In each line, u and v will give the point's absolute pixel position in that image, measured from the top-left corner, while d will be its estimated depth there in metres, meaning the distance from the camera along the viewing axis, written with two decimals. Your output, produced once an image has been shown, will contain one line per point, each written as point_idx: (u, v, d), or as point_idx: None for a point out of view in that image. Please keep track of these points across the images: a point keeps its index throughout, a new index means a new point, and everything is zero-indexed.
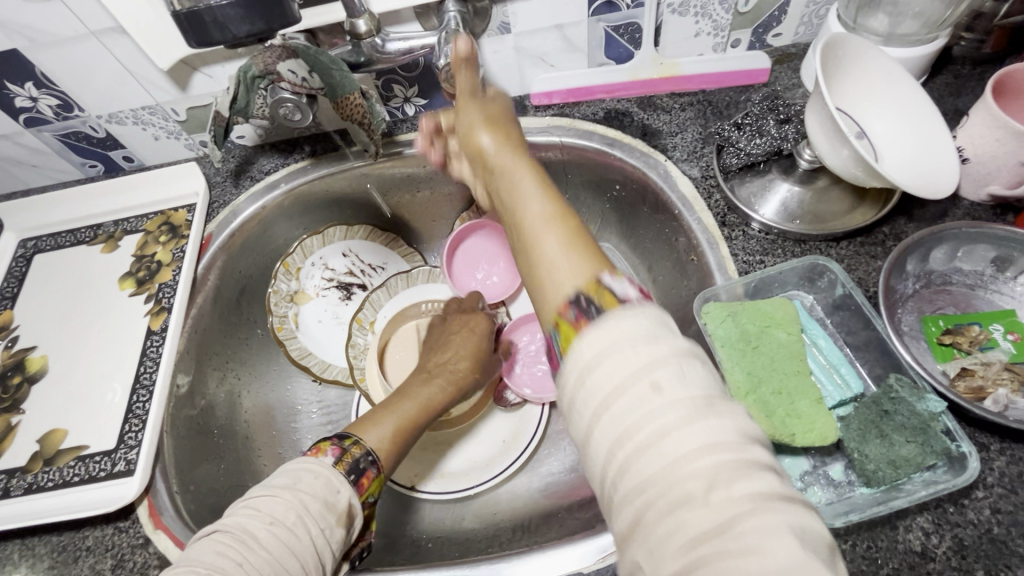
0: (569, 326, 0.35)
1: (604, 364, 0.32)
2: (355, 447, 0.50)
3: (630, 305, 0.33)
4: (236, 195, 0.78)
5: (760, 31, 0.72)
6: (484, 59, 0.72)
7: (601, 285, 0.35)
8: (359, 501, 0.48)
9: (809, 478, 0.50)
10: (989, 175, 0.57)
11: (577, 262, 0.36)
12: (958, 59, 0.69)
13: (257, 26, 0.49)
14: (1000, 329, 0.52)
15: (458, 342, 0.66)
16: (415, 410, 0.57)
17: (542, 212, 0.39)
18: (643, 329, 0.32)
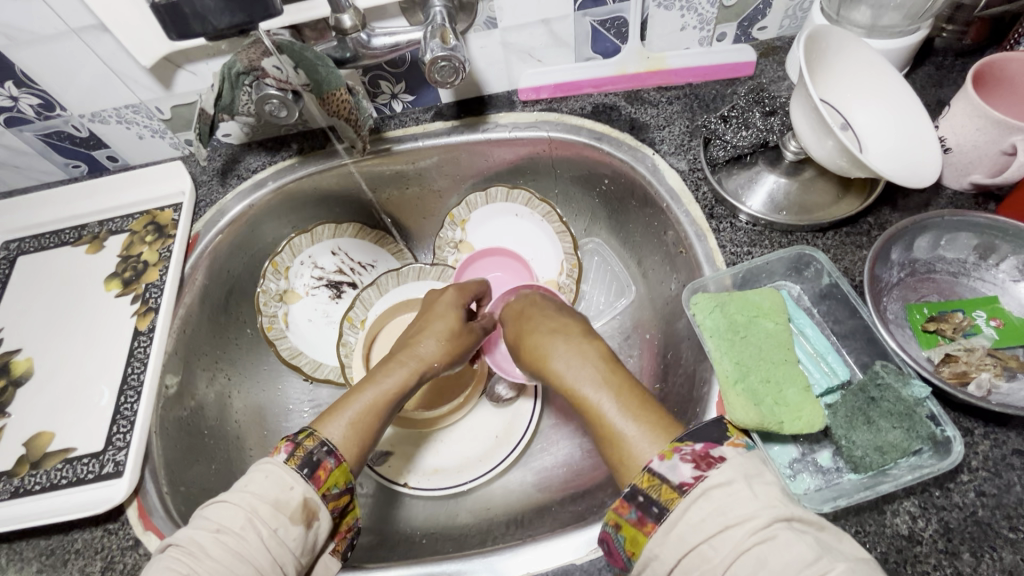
0: (634, 526, 0.41)
1: (689, 559, 0.37)
2: (307, 440, 0.50)
3: (686, 489, 0.39)
4: (223, 194, 0.77)
5: (745, 25, 0.73)
6: (471, 55, 0.72)
7: (654, 475, 0.41)
8: (317, 495, 0.47)
9: (798, 465, 0.50)
10: (972, 164, 0.58)
11: (645, 440, 0.45)
12: (939, 51, 0.70)
13: (238, 17, 0.48)
14: (983, 315, 0.53)
15: (424, 326, 0.66)
16: (376, 396, 0.57)
17: (609, 406, 0.49)
18: (710, 515, 0.37)
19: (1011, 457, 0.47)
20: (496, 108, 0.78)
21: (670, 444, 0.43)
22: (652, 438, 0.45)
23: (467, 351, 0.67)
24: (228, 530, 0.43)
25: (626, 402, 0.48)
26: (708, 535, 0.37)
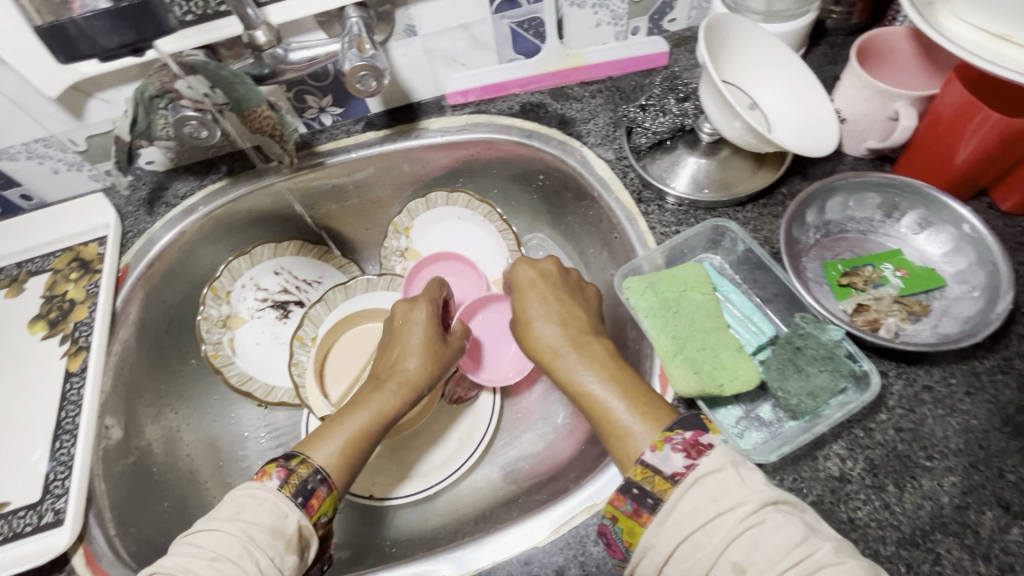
0: (629, 517, 0.43)
1: (684, 546, 0.39)
2: (302, 467, 0.49)
3: (678, 479, 0.42)
4: (151, 222, 0.75)
5: (656, 18, 0.76)
6: (395, 63, 0.73)
7: (648, 467, 0.43)
8: (310, 523, 0.47)
9: (744, 423, 0.53)
10: (865, 132, 0.63)
11: (644, 433, 0.46)
12: (832, 30, 0.76)
13: (126, 36, 0.49)
14: (890, 267, 0.58)
15: (401, 340, 0.62)
16: (367, 420, 0.55)
17: (610, 394, 0.50)
18: (704, 502, 0.40)
19: (922, 393, 0.51)
20: (426, 114, 0.79)
21: (661, 434, 0.45)
22: (650, 429, 0.46)
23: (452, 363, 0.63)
24: (225, 558, 0.42)
25: (623, 393, 0.49)
26: (706, 519, 0.39)
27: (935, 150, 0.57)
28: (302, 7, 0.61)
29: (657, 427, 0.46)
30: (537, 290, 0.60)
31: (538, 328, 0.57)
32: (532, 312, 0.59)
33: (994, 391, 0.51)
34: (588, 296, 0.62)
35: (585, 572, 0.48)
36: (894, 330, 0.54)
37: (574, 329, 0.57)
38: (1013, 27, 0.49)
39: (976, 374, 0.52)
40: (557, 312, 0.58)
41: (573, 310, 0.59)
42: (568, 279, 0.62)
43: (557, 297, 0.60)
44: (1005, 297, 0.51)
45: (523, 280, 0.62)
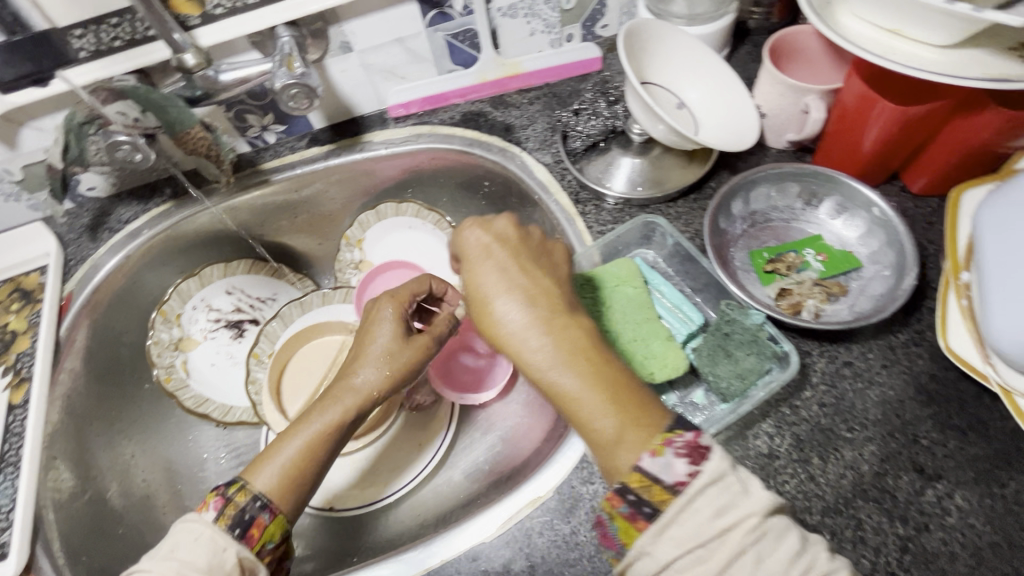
0: (626, 520, 0.38)
1: (683, 560, 0.36)
2: (238, 495, 0.48)
3: (681, 490, 0.37)
4: (94, 249, 0.74)
5: (588, 24, 0.79)
6: (333, 79, 0.74)
7: (646, 475, 0.38)
8: (251, 554, 0.46)
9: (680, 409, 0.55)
10: (784, 125, 0.66)
11: (631, 445, 0.40)
12: (755, 30, 0.80)
13: (25, 66, 0.57)
14: (811, 252, 0.61)
15: (362, 343, 0.57)
16: (307, 442, 0.52)
17: (591, 395, 0.43)
18: (708, 517, 0.37)
19: (842, 369, 0.54)
20: (369, 127, 0.80)
21: (660, 436, 0.40)
22: (639, 438, 0.40)
23: (420, 369, 0.58)
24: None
25: (608, 392, 0.43)
26: (707, 536, 0.36)
27: (845, 141, 0.61)
28: (232, 28, 0.62)
29: (648, 437, 0.40)
30: (490, 262, 0.52)
31: (503, 314, 0.49)
32: (488, 287, 0.51)
33: (908, 362, 0.54)
34: (556, 261, 0.54)
35: (531, 564, 0.49)
36: (814, 311, 0.57)
37: (547, 315, 0.48)
38: (902, 22, 0.53)
39: (891, 348, 0.55)
40: (518, 286, 0.50)
41: (536, 283, 0.50)
42: (528, 245, 0.54)
43: (512, 270, 0.51)
44: (910, 274, 0.54)
45: (473, 254, 0.53)
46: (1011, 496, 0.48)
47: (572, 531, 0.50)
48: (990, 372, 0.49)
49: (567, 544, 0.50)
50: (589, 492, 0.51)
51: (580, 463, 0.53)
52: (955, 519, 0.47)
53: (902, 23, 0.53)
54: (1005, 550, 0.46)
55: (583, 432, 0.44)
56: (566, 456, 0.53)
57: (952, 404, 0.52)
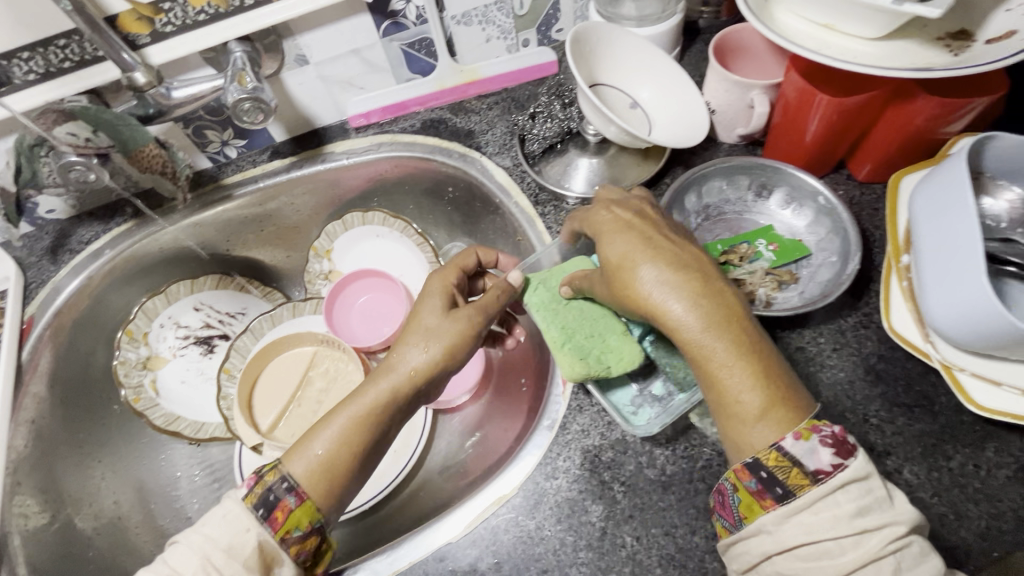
0: (751, 495, 0.41)
1: (807, 546, 0.38)
2: (269, 474, 0.48)
3: (821, 478, 0.39)
4: (55, 271, 0.73)
5: (543, 29, 0.80)
6: (291, 92, 0.75)
7: (785, 456, 0.40)
8: (275, 538, 0.45)
9: (639, 400, 0.56)
10: (734, 120, 0.68)
11: (769, 426, 0.42)
12: (706, 28, 0.81)
13: None
14: (763, 242, 0.63)
15: (411, 319, 0.56)
16: (347, 424, 0.50)
17: (737, 371, 0.43)
18: (847, 515, 0.38)
19: (795, 353, 0.56)
20: (331, 138, 0.80)
21: (806, 422, 0.42)
22: (774, 423, 0.42)
23: (470, 344, 0.54)
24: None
25: (754, 371, 0.43)
26: (845, 533, 0.38)
27: (789, 133, 0.63)
28: (182, 46, 0.62)
29: (787, 424, 0.42)
30: (626, 229, 0.50)
31: (646, 283, 0.46)
32: (626, 253, 0.48)
33: (858, 345, 0.56)
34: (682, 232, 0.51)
35: (498, 561, 0.51)
36: (766, 299, 0.59)
37: (707, 287, 0.45)
38: (833, 18, 0.54)
39: (841, 331, 0.57)
40: (660, 255, 0.47)
41: (679, 253, 0.48)
42: (659, 218, 0.52)
43: (652, 239, 0.49)
44: (853, 258, 0.56)
45: (604, 228, 0.52)
46: (956, 468, 0.50)
47: (538, 526, 0.51)
48: (931, 350, 0.51)
49: (532, 539, 0.51)
50: (553, 487, 0.52)
51: (543, 459, 0.54)
52: (904, 492, 0.49)
53: (833, 19, 0.55)
54: (953, 521, 0.48)
55: (717, 403, 0.44)
56: (530, 454, 0.54)
57: (899, 382, 0.54)
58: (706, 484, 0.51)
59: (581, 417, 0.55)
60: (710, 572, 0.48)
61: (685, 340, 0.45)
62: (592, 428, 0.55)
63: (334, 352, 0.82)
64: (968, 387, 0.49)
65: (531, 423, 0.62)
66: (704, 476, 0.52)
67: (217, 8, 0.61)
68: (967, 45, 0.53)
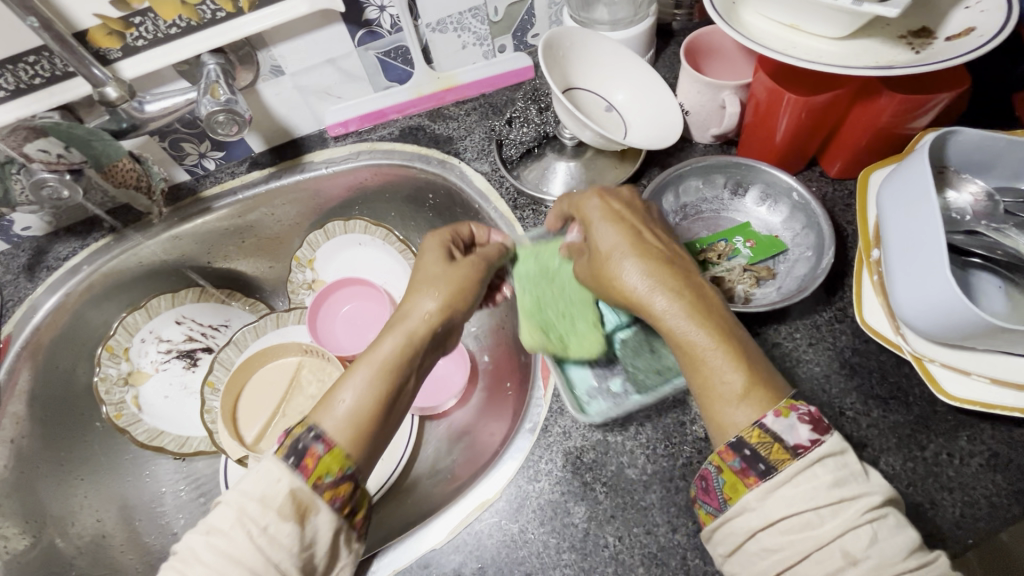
0: (735, 475, 0.40)
1: (791, 521, 0.37)
2: (297, 429, 0.49)
3: (801, 453, 0.39)
4: (32, 288, 0.73)
5: (519, 34, 0.79)
6: (267, 103, 0.74)
7: (767, 432, 0.40)
8: (308, 485, 0.45)
9: (594, 392, 0.57)
10: (707, 121, 0.69)
11: (750, 405, 0.42)
12: (679, 31, 0.82)
13: None
14: (741, 240, 0.64)
15: (415, 275, 0.59)
16: (371, 373, 0.52)
17: (715, 352, 0.44)
18: (826, 485, 0.38)
19: (771, 349, 0.57)
20: (310, 148, 0.80)
21: (784, 401, 0.42)
22: (755, 402, 0.42)
23: (475, 288, 0.59)
24: (219, 532, 0.44)
25: (732, 353, 0.44)
26: (823, 503, 0.37)
27: (760, 132, 0.64)
28: (155, 60, 0.62)
29: (767, 403, 0.42)
30: (616, 221, 0.53)
31: (631, 270, 0.49)
32: (612, 245, 0.51)
33: (833, 339, 0.57)
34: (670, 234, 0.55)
35: (481, 565, 0.51)
36: (745, 296, 0.59)
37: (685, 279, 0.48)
38: (798, 18, 0.55)
39: (817, 326, 0.57)
40: (646, 250, 0.50)
41: (661, 249, 0.51)
42: (647, 214, 0.55)
43: (638, 232, 0.52)
44: (827, 251, 0.57)
45: (595, 216, 0.54)
46: (930, 457, 0.51)
47: (521, 529, 0.52)
48: (902, 341, 0.52)
49: (515, 542, 0.51)
50: (535, 489, 0.53)
51: (525, 463, 0.54)
52: None
53: (798, 19, 0.56)
54: (927, 509, 0.49)
55: (697, 386, 0.45)
56: (511, 458, 0.55)
57: (874, 374, 0.55)
58: (686, 482, 0.52)
59: (562, 419, 0.56)
60: (692, 569, 0.49)
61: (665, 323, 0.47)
62: (574, 430, 0.55)
63: (319, 361, 0.82)
64: (938, 376, 0.51)
65: (514, 426, 0.62)
66: (684, 474, 0.52)
67: (188, 21, 0.61)
68: (928, 42, 0.55)
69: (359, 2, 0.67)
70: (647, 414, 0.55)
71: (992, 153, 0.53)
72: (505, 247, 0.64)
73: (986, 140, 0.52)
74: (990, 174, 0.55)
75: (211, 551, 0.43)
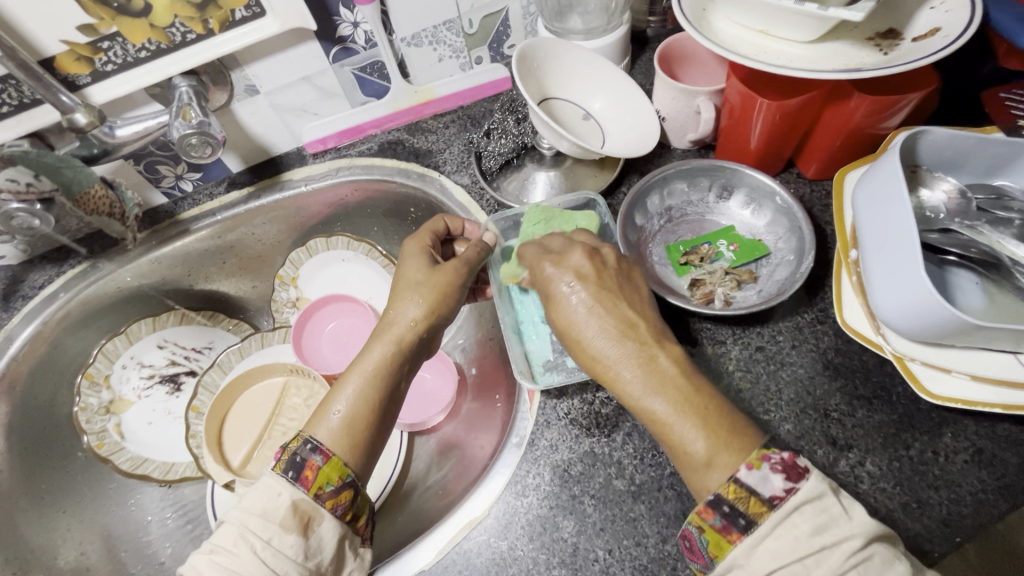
0: (717, 532, 0.39)
1: (780, 574, 0.37)
2: (293, 442, 0.49)
3: (777, 503, 0.38)
4: (7, 318, 0.71)
5: (495, 46, 0.80)
6: (242, 122, 0.73)
7: (742, 486, 0.39)
8: (309, 495, 0.46)
9: (550, 366, 0.60)
10: (683, 126, 0.69)
11: (719, 466, 0.41)
12: (654, 37, 0.83)
13: None
14: (725, 243, 0.64)
15: (399, 283, 0.59)
16: (361, 383, 0.52)
17: (680, 418, 0.43)
18: (806, 534, 0.37)
19: (755, 353, 0.57)
20: (288, 165, 0.80)
21: (756, 451, 0.40)
22: (727, 460, 0.41)
23: (459, 290, 0.59)
24: (222, 550, 0.44)
25: (696, 417, 0.43)
26: (805, 553, 0.37)
27: (736, 136, 0.64)
28: (125, 84, 0.61)
29: (736, 462, 0.40)
30: (579, 287, 0.51)
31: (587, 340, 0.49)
32: (573, 318, 0.50)
33: (816, 341, 0.57)
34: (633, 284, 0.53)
35: None
36: (724, 299, 0.60)
37: (637, 344, 0.47)
38: (767, 24, 0.56)
39: (799, 328, 0.58)
40: (602, 314, 0.49)
41: (623, 314, 0.49)
42: (608, 269, 0.53)
43: (601, 297, 0.50)
44: (807, 256, 0.57)
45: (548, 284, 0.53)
46: (916, 456, 0.51)
47: (510, 547, 0.51)
48: (883, 341, 0.53)
49: (505, 560, 0.51)
50: (523, 505, 0.53)
51: (512, 478, 0.54)
52: (867, 484, 0.50)
53: (767, 25, 0.56)
54: (915, 508, 0.49)
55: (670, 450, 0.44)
56: (499, 474, 0.54)
57: (857, 374, 0.55)
58: (675, 491, 0.51)
59: (549, 432, 0.55)
60: None
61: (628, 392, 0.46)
62: (561, 442, 0.55)
63: (305, 380, 0.81)
64: (920, 376, 0.51)
65: (501, 440, 0.61)
66: (672, 483, 0.52)
67: (158, 44, 0.60)
68: (896, 43, 0.55)
69: (331, 18, 0.67)
70: (634, 423, 0.55)
71: (963, 151, 0.54)
72: (484, 248, 0.62)
73: (955, 139, 0.52)
74: (962, 171, 0.56)
75: (215, 569, 0.43)
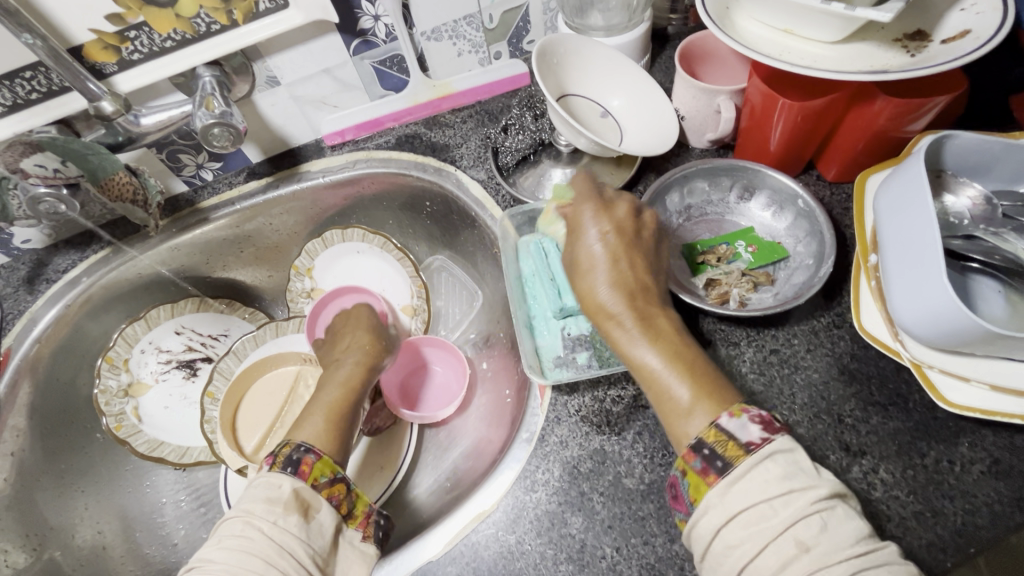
0: (697, 475, 0.40)
1: (746, 516, 0.37)
2: (284, 447, 0.50)
3: (754, 448, 0.39)
4: (32, 301, 0.73)
5: (514, 42, 0.80)
6: (263, 113, 0.74)
7: (722, 431, 0.40)
8: (308, 486, 0.47)
9: (561, 360, 0.61)
10: (703, 126, 0.69)
11: (699, 415, 0.42)
12: (674, 35, 0.82)
13: None
14: (743, 244, 0.63)
15: (342, 340, 0.71)
16: (339, 391, 0.60)
17: (671, 371, 0.45)
18: (775, 478, 0.38)
19: (769, 356, 0.56)
20: (307, 157, 0.80)
21: (737, 405, 0.42)
22: (706, 409, 0.42)
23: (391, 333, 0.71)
24: (232, 536, 0.44)
25: (685, 373, 0.44)
26: (775, 495, 0.37)
27: (756, 137, 0.63)
28: (150, 73, 0.62)
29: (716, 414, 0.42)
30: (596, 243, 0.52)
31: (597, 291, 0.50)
32: (588, 267, 0.51)
33: (832, 345, 0.56)
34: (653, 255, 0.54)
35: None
36: (739, 299, 0.59)
37: (642, 303, 0.49)
38: (792, 23, 0.55)
39: (815, 333, 0.57)
40: (612, 269, 0.50)
41: (635, 275, 0.50)
42: (636, 237, 0.53)
43: (615, 257, 0.51)
44: (827, 261, 0.56)
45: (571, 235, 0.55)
46: (932, 465, 0.50)
47: (518, 541, 0.52)
48: (901, 347, 0.52)
49: (512, 554, 0.51)
50: (532, 500, 0.53)
51: (522, 473, 0.54)
52: (881, 491, 0.50)
53: (792, 24, 0.55)
54: (928, 518, 0.48)
55: (654, 398, 0.46)
56: (509, 468, 0.55)
57: (873, 380, 0.54)
58: None
59: (559, 428, 0.56)
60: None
61: (626, 340, 0.47)
62: (571, 439, 0.55)
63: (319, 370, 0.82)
64: (937, 384, 0.50)
65: (510, 435, 0.62)
66: None
67: (183, 34, 0.61)
68: (924, 45, 0.54)
69: (354, 11, 0.67)
70: (645, 422, 0.55)
71: (990, 157, 0.53)
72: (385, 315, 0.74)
73: (982, 144, 0.52)
74: (988, 176, 0.54)
75: (224, 553, 0.43)
